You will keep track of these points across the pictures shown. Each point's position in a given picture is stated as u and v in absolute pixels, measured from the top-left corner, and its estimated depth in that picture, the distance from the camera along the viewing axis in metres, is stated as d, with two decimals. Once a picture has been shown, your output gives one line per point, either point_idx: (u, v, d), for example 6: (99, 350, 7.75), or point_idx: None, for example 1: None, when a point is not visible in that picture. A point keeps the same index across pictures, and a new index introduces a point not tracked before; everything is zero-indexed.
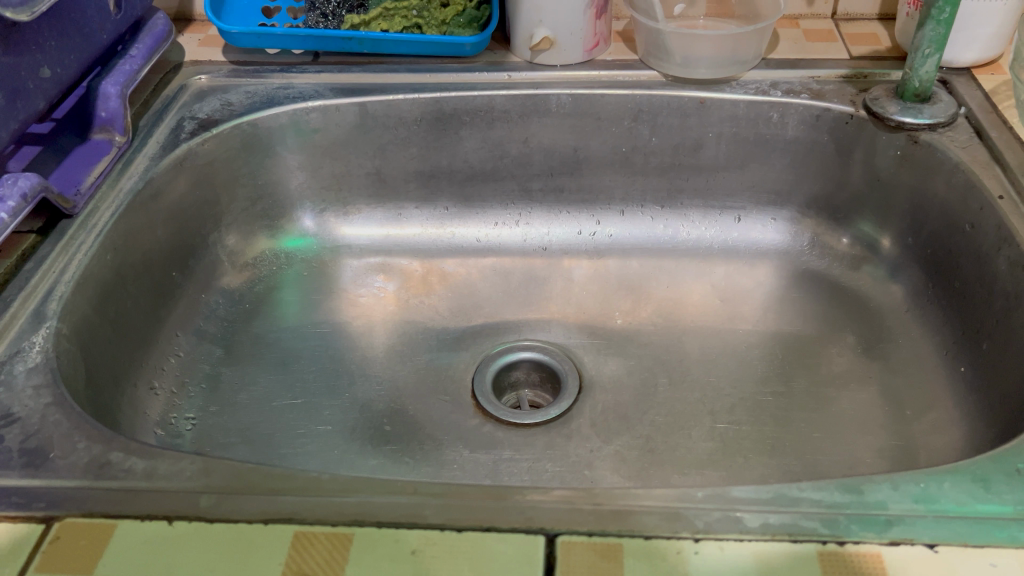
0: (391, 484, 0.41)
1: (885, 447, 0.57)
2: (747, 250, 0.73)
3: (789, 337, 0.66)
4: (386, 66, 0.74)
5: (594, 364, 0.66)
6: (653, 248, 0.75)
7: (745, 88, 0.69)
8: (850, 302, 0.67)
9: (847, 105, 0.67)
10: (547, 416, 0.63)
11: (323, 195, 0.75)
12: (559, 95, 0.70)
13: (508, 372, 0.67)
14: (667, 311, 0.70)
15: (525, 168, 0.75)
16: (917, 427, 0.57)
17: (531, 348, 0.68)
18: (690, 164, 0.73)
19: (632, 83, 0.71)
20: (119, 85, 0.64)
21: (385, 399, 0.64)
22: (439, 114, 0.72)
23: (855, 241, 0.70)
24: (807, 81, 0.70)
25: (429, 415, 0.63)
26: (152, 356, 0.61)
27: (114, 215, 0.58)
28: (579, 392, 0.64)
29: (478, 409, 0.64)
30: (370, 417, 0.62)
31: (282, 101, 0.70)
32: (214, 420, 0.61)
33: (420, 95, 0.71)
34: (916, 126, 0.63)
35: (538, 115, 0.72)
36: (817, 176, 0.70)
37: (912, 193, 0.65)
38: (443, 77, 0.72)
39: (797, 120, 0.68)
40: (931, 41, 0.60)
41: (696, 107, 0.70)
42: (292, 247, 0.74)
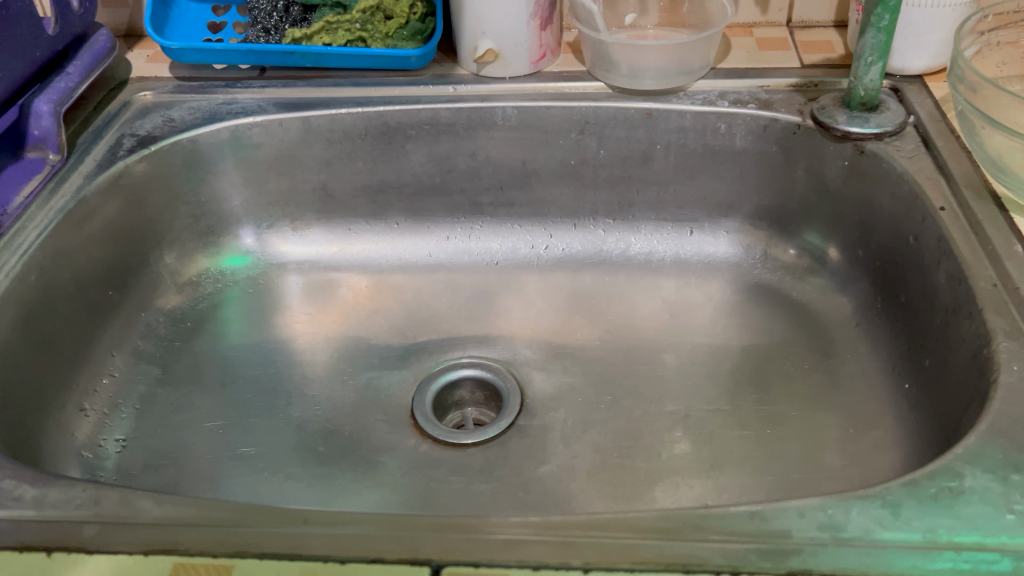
0: (282, 511, 0.40)
1: (825, 467, 0.55)
2: (698, 263, 0.72)
3: (736, 352, 0.65)
4: (331, 80, 0.73)
5: (537, 381, 0.65)
6: (604, 263, 0.74)
7: (692, 99, 0.68)
8: (799, 316, 0.66)
9: (794, 115, 0.65)
10: (484, 435, 0.61)
11: (270, 211, 0.74)
12: (504, 108, 0.70)
13: (451, 391, 0.66)
14: (614, 326, 0.69)
15: (474, 181, 0.74)
16: (857, 447, 0.56)
17: (473, 365, 0.66)
18: (640, 176, 0.71)
19: (578, 94, 0.70)
20: (52, 103, 0.63)
21: (323, 419, 0.63)
22: (384, 128, 0.71)
23: (804, 253, 0.68)
24: (755, 91, 0.68)
25: (366, 435, 0.62)
26: (84, 377, 0.60)
27: (41, 234, 0.58)
28: (520, 411, 0.63)
29: (416, 429, 0.63)
30: (305, 437, 0.61)
31: (224, 117, 0.69)
32: (146, 442, 0.60)
33: (363, 109, 0.70)
34: (862, 135, 0.62)
35: (484, 128, 0.71)
36: (768, 187, 0.69)
37: (860, 204, 0.63)
38: (388, 91, 0.71)
39: (744, 131, 0.67)
40: (873, 49, 0.59)
41: (642, 118, 0.68)
42: (232, 264, 0.73)
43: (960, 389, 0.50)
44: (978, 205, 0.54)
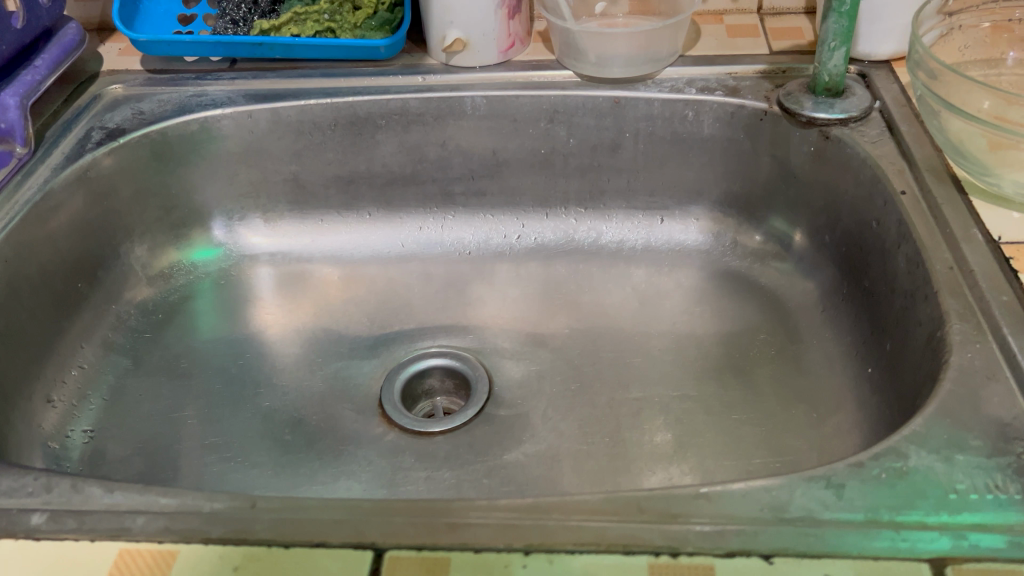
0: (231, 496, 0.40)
1: (787, 452, 0.55)
2: (669, 251, 0.72)
3: (704, 338, 0.65)
4: (301, 72, 0.73)
5: (506, 370, 0.65)
6: (575, 252, 0.74)
7: (660, 87, 0.68)
8: (768, 302, 0.66)
9: (761, 101, 0.65)
10: (452, 424, 0.61)
11: (242, 202, 0.74)
12: (473, 98, 0.70)
13: (421, 380, 0.66)
14: (584, 314, 0.69)
15: (445, 171, 0.74)
16: (821, 432, 0.56)
17: (443, 356, 0.67)
18: (610, 165, 0.71)
19: (546, 83, 0.70)
20: (18, 96, 0.63)
21: (292, 408, 0.63)
22: (353, 119, 0.71)
23: (772, 239, 0.68)
24: (723, 78, 0.68)
25: (333, 424, 0.62)
26: (52, 369, 0.61)
27: (7, 227, 0.58)
28: (488, 399, 0.63)
29: (386, 419, 0.62)
30: (273, 426, 0.62)
31: (194, 109, 0.70)
32: (114, 433, 0.60)
33: (332, 99, 0.70)
34: (827, 121, 0.62)
35: (454, 118, 0.71)
36: (737, 174, 0.69)
37: (826, 190, 0.63)
38: (358, 81, 0.71)
39: (712, 118, 0.67)
40: (835, 34, 0.59)
41: (610, 107, 0.68)
42: (201, 257, 0.73)
43: (916, 372, 0.50)
44: (939, 188, 0.54)
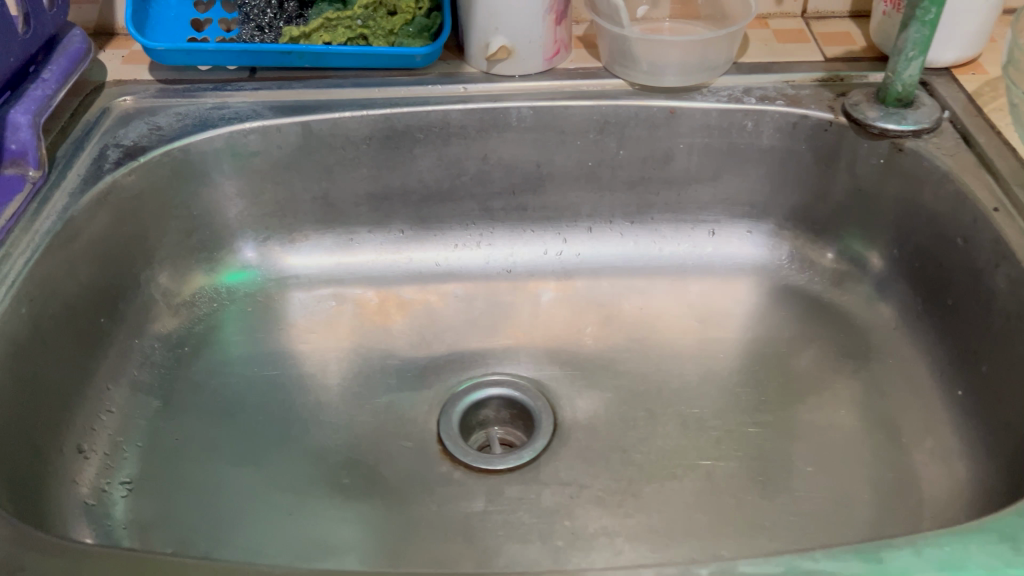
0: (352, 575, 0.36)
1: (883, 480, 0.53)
2: (723, 266, 0.69)
3: (773, 358, 0.62)
4: (330, 81, 0.68)
5: (569, 399, 0.61)
6: (623, 269, 0.70)
7: (716, 96, 0.65)
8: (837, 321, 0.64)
9: (826, 111, 0.63)
10: (520, 459, 0.58)
11: (267, 222, 0.68)
12: (519, 108, 0.66)
13: (476, 411, 0.62)
14: (641, 335, 0.66)
15: (484, 186, 0.70)
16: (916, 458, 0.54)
17: (501, 384, 0.62)
18: (661, 177, 0.68)
19: (596, 92, 0.66)
20: (31, 113, 0.57)
21: (344, 448, 0.58)
22: (389, 132, 0.66)
23: (841, 255, 0.66)
24: (781, 86, 0.66)
25: (392, 464, 0.58)
26: (81, 415, 0.55)
27: (30, 262, 0.52)
28: (555, 429, 0.59)
29: (446, 455, 0.59)
30: (327, 469, 0.57)
31: (217, 123, 0.64)
32: (154, 482, 0.55)
33: (368, 111, 0.65)
34: (899, 132, 0.59)
35: (497, 130, 0.67)
36: (796, 186, 0.66)
37: (898, 203, 0.61)
38: (393, 92, 0.67)
39: (772, 129, 0.64)
40: (915, 43, 0.57)
41: (665, 117, 0.65)
42: (231, 281, 0.68)
43: None
44: None
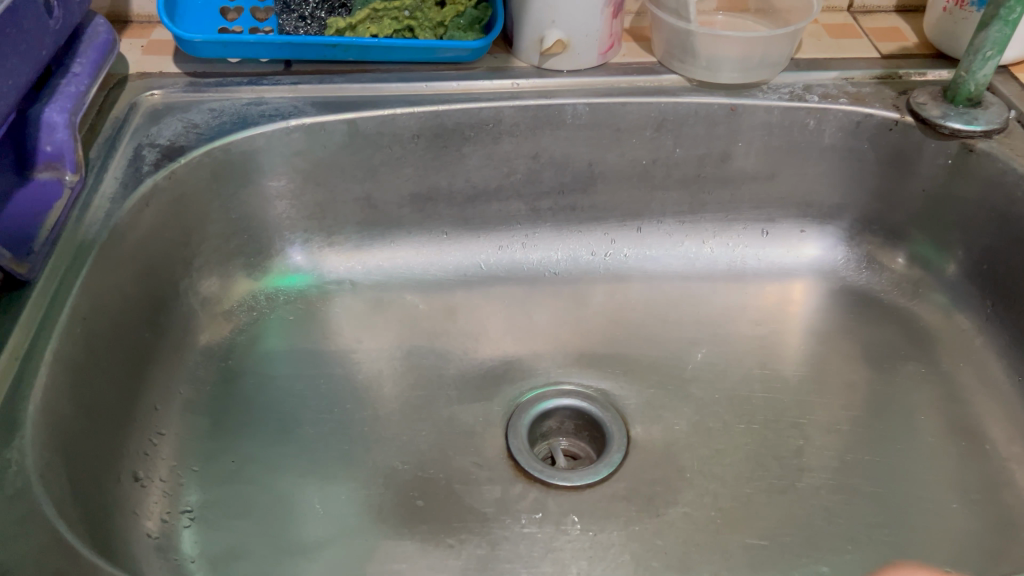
0: None
1: (970, 490, 0.53)
2: (777, 267, 0.68)
3: (840, 362, 0.62)
4: (373, 76, 0.64)
5: (638, 408, 0.60)
6: (675, 270, 0.69)
7: (778, 94, 0.63)
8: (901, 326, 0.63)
9: (891, 110, 0.62)
10: (597, 474, 0.56)
11: (307, 225, 0.65)
12: (575, 105, 0.63)
13: (541, 422, 0.60)
14: (701, 337, 0.64)
15: (533, 185, 0.67)
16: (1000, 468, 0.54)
17: (569, 394, 0.61)
18: (716, 176, 0.66)
19: (653, 89, 0.64)
20: (67, 112, 0.52)
21: (413, 466, 0.56)
22: (439, 129, 0.63)
23: (912, 260, 0.65)
24: (841, 83, 0.64)
25: (466, 483, 0.55)
26: (133, 441, 0.51)
27: (83, 280, 0.48)
28: (628, 442, 0.58)
29: (519, 471, 0.56)
30: (397, 489, 0.54)
31: (258, 121, 0.60)
32: (219, 514, 0.51)
33: (418, 108, 0.62)
34: (969, 133, 0.59)
35: (551, 127, 0.64)
36: (855, 185, 0.65)
37: (965, 205, 0.60)
38: (441, 87, 0.63)
39: (834, 128, 0.63)
40: (994, 43, 0.55)
41: (726, 115, 0.63)
42: (285, 284, 0.65)
43: None
44: None
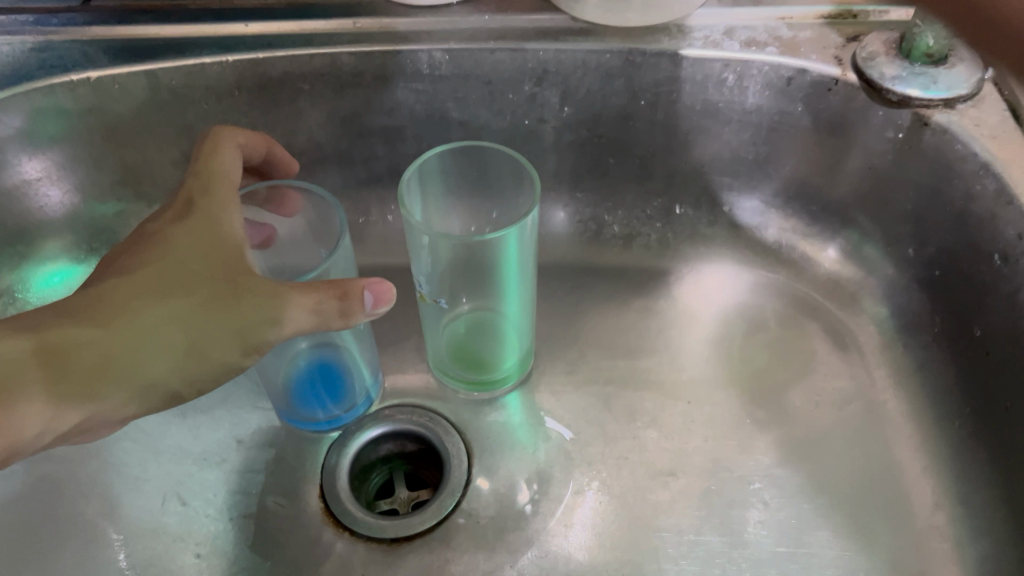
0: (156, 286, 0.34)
1: (875, 549, 0.44)
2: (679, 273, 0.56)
3: (746, 385, 0.51)
4: (184, 12, 0.52)
5: (491, 434, 0.50)
6: (564, 261, 0.57)
7: (689, 39, 0.49)
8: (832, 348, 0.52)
9: (831, 65, 0.47)
10: (422, 523, 0.46)
11: (117, 193, 0.55)
12: (430, 52, 0.50)
13: (374, 448, 0.50)
14: (585, 345, 0.54)
15: (394, 146, 0.55)
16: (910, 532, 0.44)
17: (412, 415, 0.50)
18: (618, 144, 0.53)
19: (531, 30, 0.50)
20: None
21: (206, 503, 0.47)
22: (262, 81, 0.51)
23: (848, 253, 0.54)
24: (775, 25, 0.50)
25: (265, 526, 0.46)
26: None
27: None
28: (469, 483, 0.48)
29: (331, 516, 0.47)
30: (181, 536, 0.46)
31: (34, 75, 0.49)
32: None
33: (231, 56, 0.50)
34: (926, 100, 0.45)
35: (403, 79, 0.51)
36: (787, 157, 0.52)
37: (914, 192, 0.48)
38: (265, 27, 0.51)
39: (759, 84, 0.49)
40: None
41: (621, 66, 0.50)
42: (43, 287, 0.55)
43: None
44: None
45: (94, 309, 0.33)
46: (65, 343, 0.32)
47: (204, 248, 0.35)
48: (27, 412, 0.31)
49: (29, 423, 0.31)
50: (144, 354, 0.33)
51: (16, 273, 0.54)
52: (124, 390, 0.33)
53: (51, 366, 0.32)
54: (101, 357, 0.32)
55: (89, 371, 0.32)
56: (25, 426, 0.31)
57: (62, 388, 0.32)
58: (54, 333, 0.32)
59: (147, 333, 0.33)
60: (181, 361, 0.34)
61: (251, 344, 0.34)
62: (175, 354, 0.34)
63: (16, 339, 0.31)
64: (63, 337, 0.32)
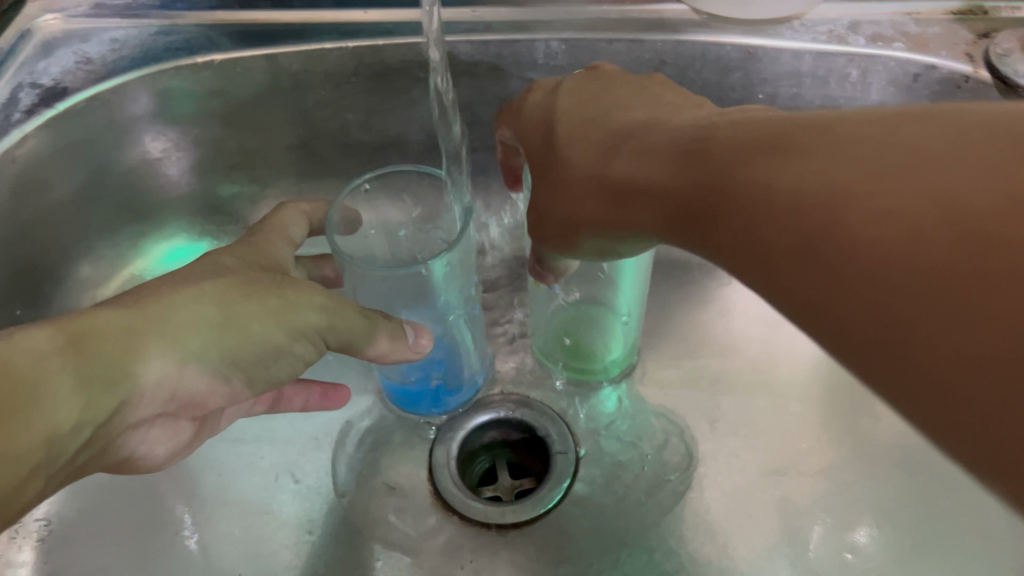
0: (200, 270, 0.33)
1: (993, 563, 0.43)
2: None
3: (857, 388, 0.50)
4: None
5: (594, 427, 0.50)
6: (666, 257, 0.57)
7: (813, 33, 0.49)
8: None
9: (962, 61, 0.46)
10: (528, 511, 0.46)
11: (233, 174, 0.56)
12: (548, 42, 0.50)
13: (479, 435, 0.50)
14: (690, 341, 0.53)
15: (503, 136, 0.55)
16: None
17: (517, 405, 0.51)
18: None
19: (650, 21, 0.50)
20: None
21: (315, 482, 0.48)
22: (380, 69, 0.51)
23: None
24: (902, 20, 0.49)
25: (375, 508, 0.47)
26: None
27: None
28: (573, 475, 0.48)
29: (438, 500, 0.47)
30: (294, 511, 0.47)
31: (161, 56, 0.50)
32: (86, 529, 0.45)
33: (352, 42, 0.50)
34: None
35: (519, 68, 0.51)
36: None
37: None
38: (385, 15, 0.51)
39: (883, 80, 0.48)
40: None
41: (741, 58, 0.49)
42: (166, 261, 0.56)
43: None
44: None
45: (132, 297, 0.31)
46: (108, 323, 0.29)
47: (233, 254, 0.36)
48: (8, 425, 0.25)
49: (23, 440, 0.26)
50: (184, 333, 0.31)
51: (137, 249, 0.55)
52: (160, 368, 0.30)
53: (16, 372, 0.26)
54: (132, 338, 0.29)
55: (125, 356, 0.29)
56: (14, 443, 0.25)
57: (101, 377, 0.28)
58: (75, 323, 0.28)
59: (188, 308, 0.31)
60: (230, 343, 0.32)
61: (294, 323, 0.34)
62: (219, 335, 0.32)
63: (41, 330, 0.27)
64: (92, 323, 0.28)
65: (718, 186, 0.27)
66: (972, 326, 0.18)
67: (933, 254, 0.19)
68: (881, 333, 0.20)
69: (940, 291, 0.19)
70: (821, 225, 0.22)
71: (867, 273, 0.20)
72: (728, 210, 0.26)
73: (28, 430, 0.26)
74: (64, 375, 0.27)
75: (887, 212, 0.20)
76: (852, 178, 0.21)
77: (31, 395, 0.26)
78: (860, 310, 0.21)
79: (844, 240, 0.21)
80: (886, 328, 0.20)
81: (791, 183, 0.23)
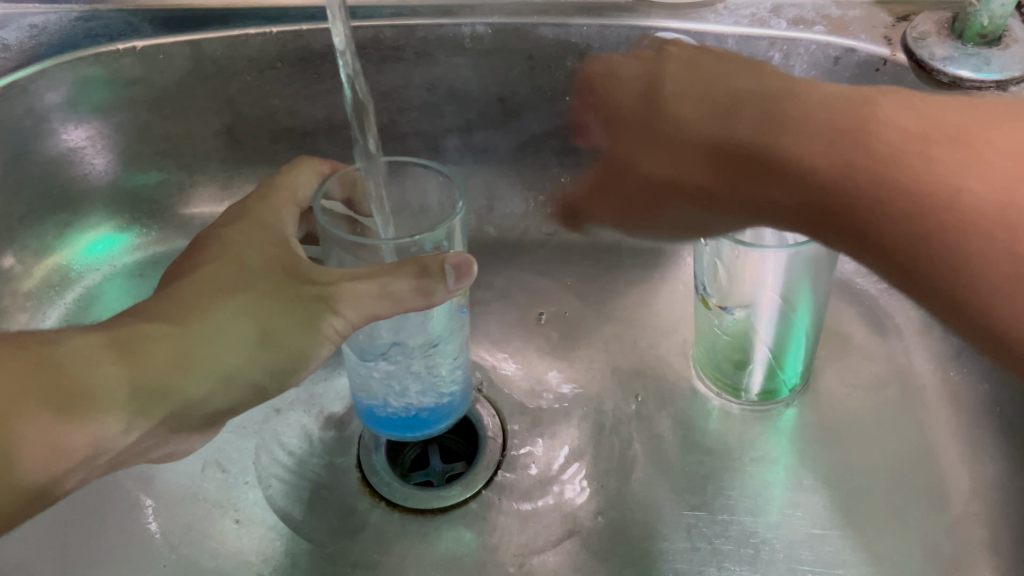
0: (244, 272, 0.36)
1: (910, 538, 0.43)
2: None
3: None
4: None
5: (523, 413, 0.51)
6: (599, 242, 0.58)
7: (735, 16, 0.49)
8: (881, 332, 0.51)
9: (880, 45, 0.47)
10: (454, 496, 0.47)
11: (159, 162, 0.55)
12: (473, 26, 0.50)
13: None
14: (621, 328, 0.54)
15: (433, 121, 0.54)
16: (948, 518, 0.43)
17: None
18: None
19: (575, 5, 0.50)
20: None
21: (241, 472, 0.48)
22: (305, 54, 0.51)
23: None
24: (823, 4, 0.49)
25: (301, 496, 0.47)
26: None
27: None
28: (501, 459, 0.49)
29: (366, 486, 0.48)
30: (219, 500, 0.47)
31: (79, 43, 0.49)
32: None
33: (276, 28, 0.50)
34: (978, 81, 0.44)
35: (445, 52, 0.51)
36: None
37: None
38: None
39: (805, 64, 0.49)
40: None
41: None
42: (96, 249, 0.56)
43: None
44: None
45: (173, 308, 0.35)
46: (138, 334, 0.33)
47: (256, 244, 0.38)
48: (69, 422, 0.31)
49: (77, 439, 0.32)
50: (217, 344, 0.34)
51: (62, 239, 0.55)
52: (204, 384, 0.35)
53: (71, 372, 0.32)
54: (175, 359, 0.34)
55: (166, 366, 0.33)
56: (68, 441, 0.31)
57: (138, 388, 0.33)
58: (127, 329, 0.34)
59: (223, 321, 0.35)
60: (266, 358, 0.35)
61: (326, 330, 0.35)
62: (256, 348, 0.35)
63: (89, 334, 0.33)
64: (132, 332, 0.34)
65: (847, 164, 0.35)
66: (1019, 258, 0.32)
67: (881, 200, 0.35)
68: (895, 261, 0.35)
69: (983, 226, 0.33)
70: (873, 194, 0.35)
71: (949, 220, 0.33)
72: (807, 177, 0.36)
73: (80, 431, 0.32)
74: (112, 378, 0.32)
75: (905, 172, 0.34)
76: (888, 183, 0.34)
77: (81, 398, 0.32)
78: (901, 254, 0.34)
79: (899, 188, 0.34)
80: (900, 258, 0.35)
81: (895, 140, 0.35)
